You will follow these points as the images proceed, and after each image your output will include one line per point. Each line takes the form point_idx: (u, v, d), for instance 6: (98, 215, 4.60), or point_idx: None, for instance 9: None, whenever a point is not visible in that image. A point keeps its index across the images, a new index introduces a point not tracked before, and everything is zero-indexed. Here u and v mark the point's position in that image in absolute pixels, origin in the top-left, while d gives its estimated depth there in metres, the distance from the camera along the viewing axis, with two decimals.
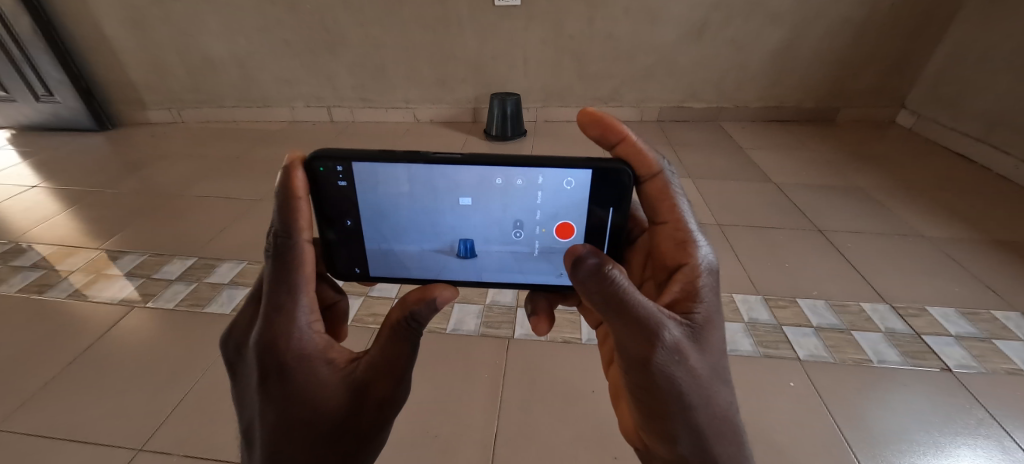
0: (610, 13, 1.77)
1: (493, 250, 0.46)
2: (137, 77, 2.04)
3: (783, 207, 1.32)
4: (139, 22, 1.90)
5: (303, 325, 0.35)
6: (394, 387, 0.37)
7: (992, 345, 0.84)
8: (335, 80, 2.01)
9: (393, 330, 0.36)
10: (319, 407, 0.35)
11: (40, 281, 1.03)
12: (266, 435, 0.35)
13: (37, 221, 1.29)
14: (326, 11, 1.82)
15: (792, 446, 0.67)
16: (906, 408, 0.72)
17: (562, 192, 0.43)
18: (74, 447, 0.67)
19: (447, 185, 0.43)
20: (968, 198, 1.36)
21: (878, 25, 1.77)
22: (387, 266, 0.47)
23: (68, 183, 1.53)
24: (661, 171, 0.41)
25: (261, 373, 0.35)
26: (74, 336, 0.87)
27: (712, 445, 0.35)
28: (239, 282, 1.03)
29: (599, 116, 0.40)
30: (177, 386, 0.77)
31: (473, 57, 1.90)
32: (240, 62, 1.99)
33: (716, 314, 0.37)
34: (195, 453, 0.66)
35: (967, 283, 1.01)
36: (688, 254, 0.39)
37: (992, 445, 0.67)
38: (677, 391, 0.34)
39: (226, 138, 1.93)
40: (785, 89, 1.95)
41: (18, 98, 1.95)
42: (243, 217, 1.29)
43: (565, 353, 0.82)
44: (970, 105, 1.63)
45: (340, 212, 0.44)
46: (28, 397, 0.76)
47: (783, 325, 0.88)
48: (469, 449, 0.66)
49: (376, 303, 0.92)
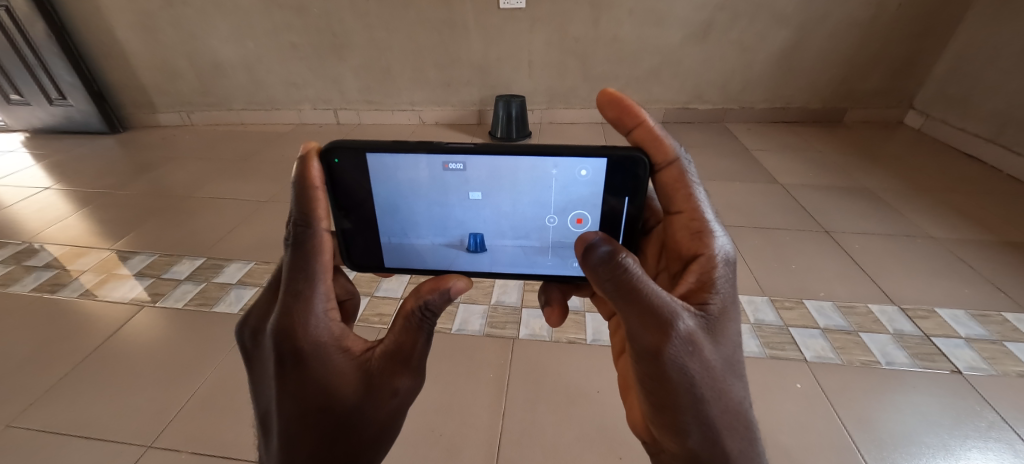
0: (615, 16, 1.78)
1: (502, 246, 0.47)
2: (148, 80, 2.08)
3: (790, 209, 1.31)
4: (149, 27, 1.93)
5: (319, 312, 0.35)
6: (408, 378, 0.37)
7: (1002, 347, 0.83)
8: (343, 83, 2.04)
9: (408, 319, 0.38)
10: (336, 396, 0.35)
11: (53, 280, 1.05)
12: (282, 422, 0.36)
13: (50, 221, 1.32)
14: (333, 15, 1.84)
15: (799, 448, 0.66)
16: (916, 411, 0.72)
17: (575, 182, 0.43)
18: (85, 444, 0.68)
19: (459, 177, 0.43)
20: (977, 199, 1.35)
21: (885, 26, 1.76)
22: (400, 257, 0.48)
23: (80, 185, 1.56)
24: (676, 158, 0.41)
25: (277, 361, 0.35)
26: (86, 335, 0.89)
27: (722, 439, 0.36)
28: (247, 282, 1.04)
29: (616, 97, 0.41)
30: (186, 384, 0.78)
31: (478, 60, 1.92)
32: (248, 65, 2.02)
33: (731, 306, 0.37)
34: (204, 450, 0.67)
35: (977, 282, 1.00)
36: (704, 244, 0.39)
37: (1003, 448, 0.66)
38: (691, 384, 0.34)
39: (234, 141, 1.96)
40: (791, 89, 1.95)
41: (31, 101, 1.99)
42: (250, 218, 1.31)
43: (570, 353, 0.83)
44: (980, 105, 1.62)
45: (355, 202, 0.45)
46: (40, 395, 0.77)
47: (789, 326, 0.88)
48: (474, 448, 0.67)
49: (382, 303, 0.93)
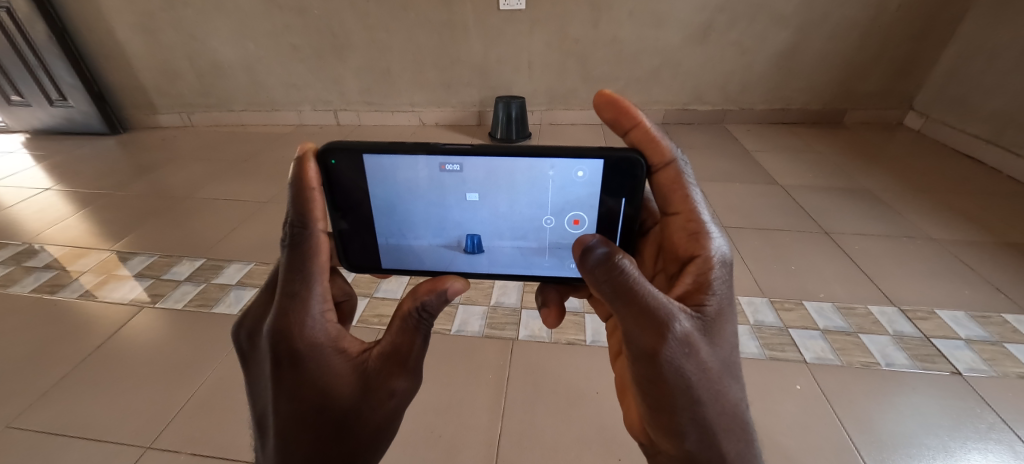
0: (615, 17, 1.78)
1: (499, 247, 0.47)
2: (148, 81, 2.08)
3: (790, 210, 1.31)
4: (150, 28, 1.93)
5: (315, 313, 0.35)
6: (404, 379, 0.37)
7: (1002, 348, 0.83)
8: (343, 84, 2.04)
9: (404, 320, 0.38)
10: (332, 397, 0.35)
11: (52, 281, 1.05)
12: (278, 423, 0.36)
13: (50, 222, 1.32)
14: (333, 16, 1.84)
15: (799, 449, 0.66)
16: (916, 413, 0.71)
17: (572, 183, 0.43)
18: (83, 445, 0.68)
19: (456, 178, 0.43)
20: (977, 200, 1.35)
21: (885, 27, 1.76)
22: (397, 258, 0.48)
23: (80, 186, 1.56)
24: (673, 160, 0.41)
25: (274, 362, 0.35)
26: (86, 335, 0.89)
27: (719, 440, 0.36)
28: (246, 283, 1.04)
29: (613, 98, 0.41)
30: (185, 385, 0.78)
31: (478, 61, 1.92)
32: (248, 66, 2.02)
33: (728, 307, 0.37)
34: (202, 451, 0.67)
35: (977, 284, 1.00)
36: (700, 245, 0.39)
37: (1004, 449, 0.66)
38: (688, 386, 0.34)
39: (235, 142, 1.96)
40: (791, 90, 1.95)
41: (32, 102, 1.99)
42: (250, 219, 1.31)
43: (569, 354, 0.82)
44: (980, 106, 1.62)
45: (352, 203, 0.45)
46: (38, 396, 0.77)
47: (788, 327, 0.88)
48: (473, 449, 0.67)
49: (381, 304, 0.93)
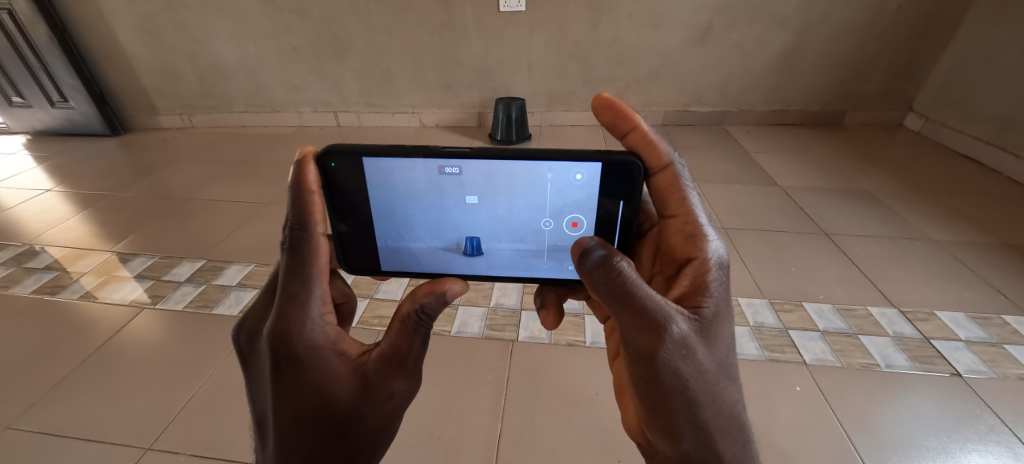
0: (615, 18, 1.78)
1: (498, 249, 0.47)
2: (149, 83, 2.09)
3: (789, 212, 1.31)
4: (151, 29, 1.94)
5: (314, 315, 0.36)
6: (403, 381, 0.38)
7: (1001, 350, 0.83)
8: (343, 86, 2.04)
9: (403, 322, 0.38)
10: (331, 398, 0.36)
11: (53, 282, 1.06)
12: (277, 425, 0.36)
13: (50, 224, 1.32)
14: (334, 17, 1.85)
15: (798, 450, 0.66)
16: (916, 415, 0.72)
17: (570, 186, 0.43)
18: (85, 446, 0.69)
19: (455, 181, 0.44)
20: (977, 201, 1.35)
21: (884, 28, 1.77)
22: (397, 260, 0.48)
23: (81, 187, 1.56)
24: (670, 162, 0.41)
25: (274, 364, 0.36)
26: (86, 336, 0.89)
27: (716, 442, 0.36)
28: (246, 285, 1.04)
29: (611, 101, 0.41)
30: (185, 387, 0.78)
31: (478, 62, 1.92)
32: (249, 68, 2.03)
33: (724, 309, 0.37)
34: (203, 452, 0.67)
35: (977, 285, 1.00)
36: (697, 248, 0.39)
37: (1003, 451, 0.66)
38: (685, 387, 0.34)
39: (235, 143, 1.96)
40: (790, 92, 1.95)
41: (33, 104, 2.00)
42: (251, 221, 1.31)
43: (569, 355, 0.83)
44: (980, 107, 1.62)
45: (351, 206, 0.45)
46: (39, 397, 0.77)
47: (788, 329, 0.88)
48: (473, 450, 0.67)
49: (381, 306, 0.93)
